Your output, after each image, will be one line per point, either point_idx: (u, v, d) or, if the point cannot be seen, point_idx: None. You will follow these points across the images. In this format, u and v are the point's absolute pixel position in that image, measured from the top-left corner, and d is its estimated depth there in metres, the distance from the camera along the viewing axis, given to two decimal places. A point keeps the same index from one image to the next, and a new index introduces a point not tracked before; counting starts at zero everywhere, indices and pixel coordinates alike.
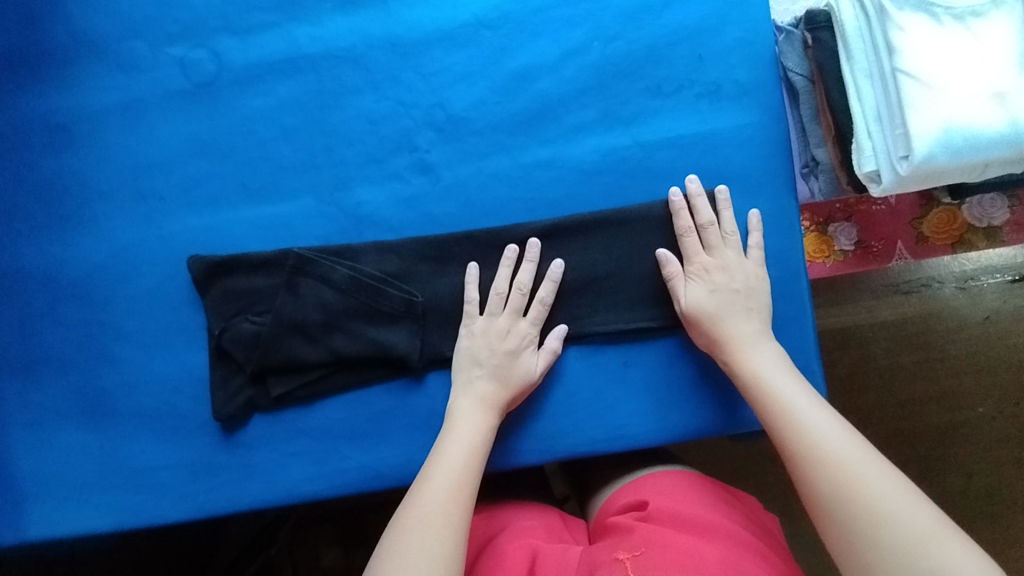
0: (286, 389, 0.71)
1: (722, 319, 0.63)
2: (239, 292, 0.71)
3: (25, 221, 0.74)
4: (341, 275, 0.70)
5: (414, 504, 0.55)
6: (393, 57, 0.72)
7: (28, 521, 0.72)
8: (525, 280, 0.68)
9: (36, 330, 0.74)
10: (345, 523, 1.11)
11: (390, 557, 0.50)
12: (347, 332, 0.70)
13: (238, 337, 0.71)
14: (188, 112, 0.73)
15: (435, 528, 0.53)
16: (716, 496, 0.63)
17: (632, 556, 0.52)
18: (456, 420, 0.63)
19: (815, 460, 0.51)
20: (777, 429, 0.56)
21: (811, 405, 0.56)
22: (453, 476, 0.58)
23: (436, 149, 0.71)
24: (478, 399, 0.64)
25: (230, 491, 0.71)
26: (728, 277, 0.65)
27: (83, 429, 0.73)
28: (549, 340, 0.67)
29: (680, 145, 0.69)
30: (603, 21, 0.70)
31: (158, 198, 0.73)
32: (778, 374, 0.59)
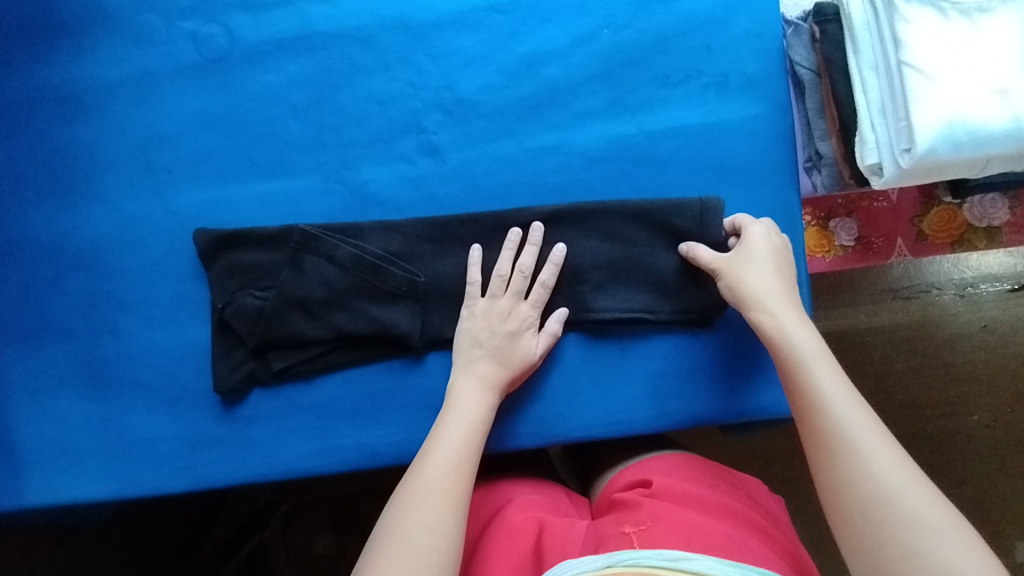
0: (286, 364, 0.71)
1: (755, 288, 0.60)
2: (244, 267, 0.72)
3: (34, 190, 0.75)
4: (345, 252, 0.70)
5: (416, 477, 0.56)
6: (404, 38, 0.72)
7: (27, 487, 0.73)
8: (526, 263, 0.68)
9: (40, 298, 0.75)
10: (339, 508, 1.12)
11: (393, 531, 0.51)
12: (348, 310, 0.71)
13: (242, 311, 0.71)
14: (199, 86, 0.73)
15: (436, 503, 0.53)
16: (713, 476, 0.69)
17: (638, 530, 0.58)
18: (458, 397, 0.63)
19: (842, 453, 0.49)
20: (804, 408, 0.53)
21: (850, 397, 0.52)
22: (454, 452, 0.58)
23: (444, 131, 0.72)
24: (481, 379, 0.64)
25: (228, 464, 0.72)
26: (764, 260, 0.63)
27: (84, 398, 0.74)
28: (549, 323, 0.68)
29: (685, 135, 0.70)
30: (614, 8, 0.71)
31: (166, 171, 0.74)
32: (819, 358, 0.55)
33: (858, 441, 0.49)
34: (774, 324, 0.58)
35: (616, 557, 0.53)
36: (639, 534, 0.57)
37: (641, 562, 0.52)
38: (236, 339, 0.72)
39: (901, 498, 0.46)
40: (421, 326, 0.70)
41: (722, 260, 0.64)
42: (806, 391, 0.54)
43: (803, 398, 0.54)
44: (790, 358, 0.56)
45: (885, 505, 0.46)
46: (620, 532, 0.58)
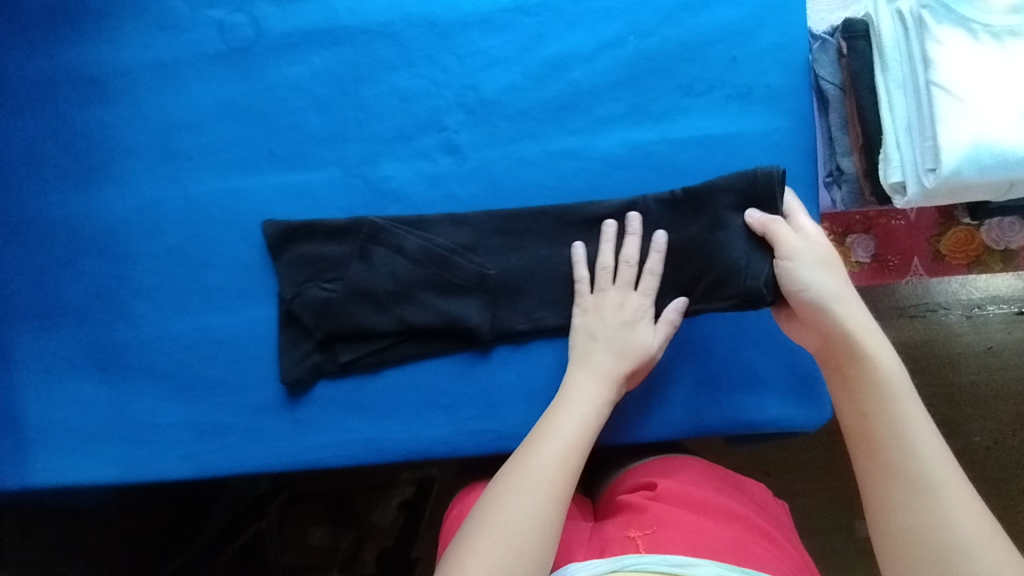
0: (354, 356, 0.71)
1: (838, 291, 0.58)
2: (312, 258, 0.72)
3: (54, 171, 0.75)
4: (414, 245, 0.70)
5: (527, 465, 0.56)
6: (430, 36, 0.72)
7: (33, 466, 0.73)
8: (632, 254, 0.68)
9: (55, 279, 0.75)
10: (335, 502, 1.12)
11: (492, 516, 0.52)
12: (416, 302, 0.71)
13: (309, 303, 0.71)
14: (222, 75, 0.73)
15: (542, 500, 0.53)
16: (717, 479, 0.69)
17: (643, 534, 0.58)
18: (577, 387, 0.62)
19: (926, 485, 0.47)
20: (887, 434, 0.51)
21: (933, 437, 0.50)
22: (566, 447, 0.57)
23: (465, 130, 0.72)
24: (599, 372, 0.63)
25: (234, 453, 0.72)
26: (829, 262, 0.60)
27: (94, 381, 0.74)
28: (668, 312, 0.66)
29: (706, 145, 0.70)
30: (640, 15, 0.71)
31: (186, 158, 0.74)
32: (903, 387, 0.53)
33: (945, 477, 0.48)
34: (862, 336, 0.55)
35: (622, 561, 0.55)
36: (645, 539, 0.57)
37: (648, 568, 0.53)
38: (305, 332, 0.72)
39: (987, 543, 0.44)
40: (435, 324, 0.70)
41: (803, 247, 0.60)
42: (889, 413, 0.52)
43: (885, 419, 0.51)
44: (876, 376, 0.53)
45: (965, 556, 0.44)
46: (626, 536, 0.58)
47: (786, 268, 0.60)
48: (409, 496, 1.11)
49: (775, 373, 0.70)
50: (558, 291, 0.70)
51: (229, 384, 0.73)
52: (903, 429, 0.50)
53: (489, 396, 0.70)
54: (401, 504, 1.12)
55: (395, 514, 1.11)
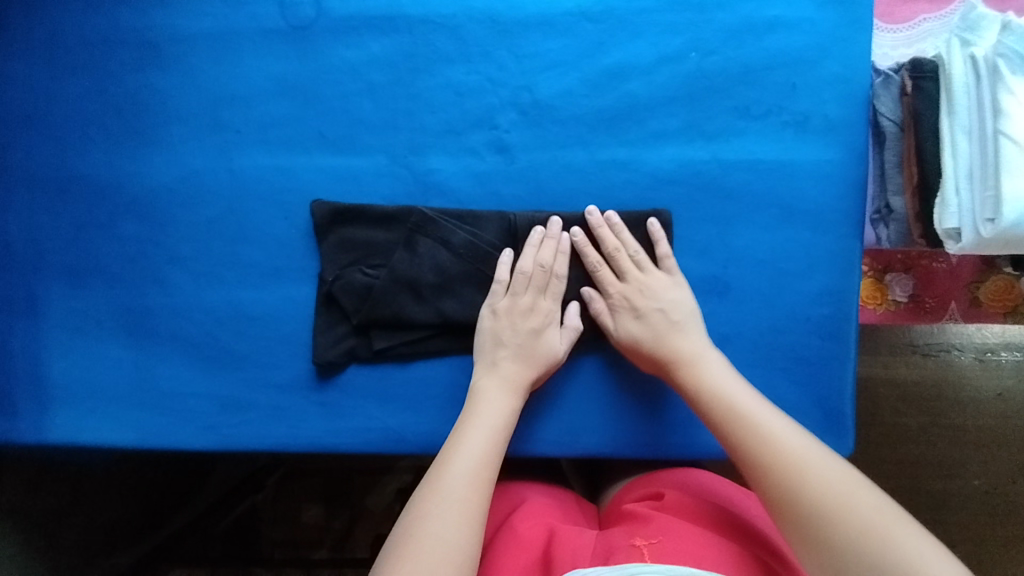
0: (388, 344, 0.71)
1: (670, 342, 0.65)
2: (357, 242, 0.72)
3: (100, 130, 0.74)
4: (460, 238, 0.70)
5: (435, 507, 0.53)
6: (491, 33, 0.72)
7: (52, 422, 0.74)
8: (547, 260, 0.69)
9: (91, 239, 0.75)
10: (331, 482, 1.13)
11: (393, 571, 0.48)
12: (457, 296, 0.71)
13: (350, 287, 0.71)
14: (279, 52, 0.73)
15: (449, 544, 0.51)
16: (733, 492, 0.67)
17: (648, 543, 0.58)
18: (477, 412, 0.63)
19: (790, 471, 0.53)
20: (728, 421, 0.58)
21: (761, 406, 0.59)
22: (469, 474, 0.57)
23: (516, 131, 0.72)
24: (501, 389, 0.64)
25: (254, 429, 0.73)
26: (648, 299, 0.67)
27: (120, 344, 0.75)
28: (570, 319, 0.69)
29: (757, 169, 0.70)
30: (705, 33, 0.70)
31: (234, 131, 0.73)
32: (728, 379, 0.62)
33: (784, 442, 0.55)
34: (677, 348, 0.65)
35: (628, 569, 0.52)
36: (650, 549, 0.57)
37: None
38: (343, 314, 0.72)
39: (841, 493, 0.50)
40: (470, 320, 0.70)
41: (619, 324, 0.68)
42: (728, 413, 0.59)
43: (727, 418, 0.59)
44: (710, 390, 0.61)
45: (812, 476, 0.52)
46: (630, 544, 0.58)
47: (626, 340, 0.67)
48: (407, 483, 1.12)
49: (801, 404, 0.71)
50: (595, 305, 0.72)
51: (256, 361, 0.73)
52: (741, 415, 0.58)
53: None
54: (399, 490, 1.12)
55: (391, 498, 1.12)
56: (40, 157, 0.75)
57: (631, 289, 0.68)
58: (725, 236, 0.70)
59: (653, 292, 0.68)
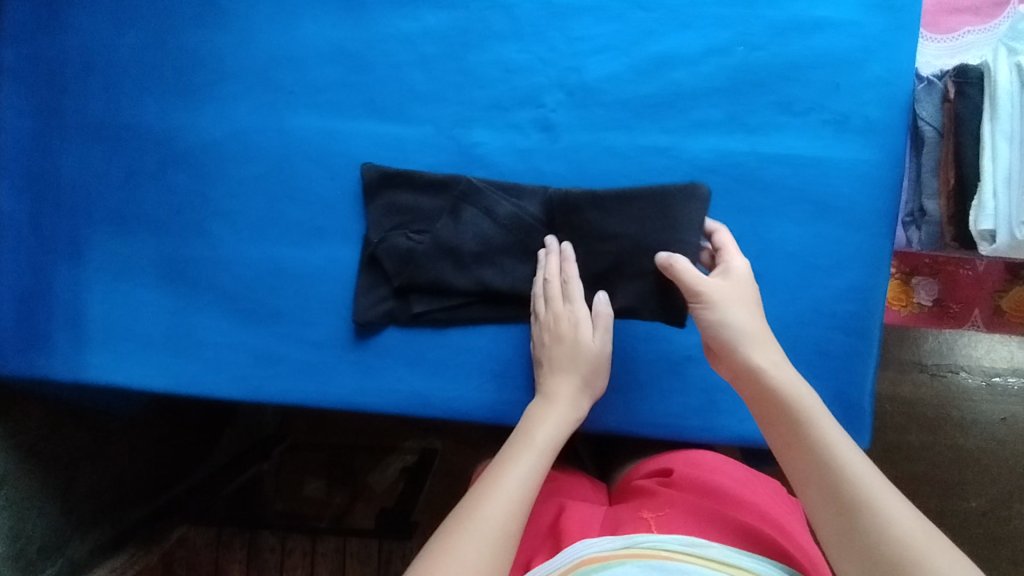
0: (426, 308, 0.73)
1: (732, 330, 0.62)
2: (403, 207, 0.74)
3: (156, 81, 0.76)
4: (504, 209, 0.72)
5: (479, 514, 0.54)
6: (544, 14, 0.73)
7: (88, 362, 0.76)
8: (552, 271, 0.70)
9: (140, 186, 0.76)
10: (336, 458, 1.24)
11: (454, 550, 0.50)
12: (497, 266, 0.73)
13: (393, 250, 0.73)
14: (335, 18, 0.75)
15: (505, 533, 0.53)
16: (741, 473, 0.70)
17: (655, 516, 0.61)
18: (542, 418, 0.64)
19: (837, 483, 0.51)
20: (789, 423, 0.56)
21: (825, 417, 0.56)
22: (520, 485, 0.57)
23: (563, 111, 0.73)
24: (563, 403, 0.65)
25: (286, 382, 0.75)
26: (742, 284, 0.65)
27: (160, 291, 0.76)
28: (600, 308, 0.69)
29: (795, 164, 0.71)
30: (754, 28, 0.71)
31: (287, 92, 0.75)
32: (793, 379, 0.59)
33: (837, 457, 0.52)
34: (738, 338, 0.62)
35: (634, 540, 0.54)
36: (657, 520, 0.60)
37: (660, 545, 0.54)
38: (382, 277, 0.74)
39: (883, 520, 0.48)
40: (505, 290, 0.72)
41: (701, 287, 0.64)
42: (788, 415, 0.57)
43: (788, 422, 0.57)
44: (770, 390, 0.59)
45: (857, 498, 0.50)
46: (638, 516, 0.61)
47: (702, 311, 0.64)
48: (409, 464, 1.23)
49: (821, 397, 0.72)
50: None
51: (291, 317, 0.76)
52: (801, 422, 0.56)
53: None
54: (401, 469, 1.23)
55: (394, 477, 1.23)
56: (96, 103, 0.76)
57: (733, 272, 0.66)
58: (759, 228, 0.72)
59: (744, 278, 0.66)
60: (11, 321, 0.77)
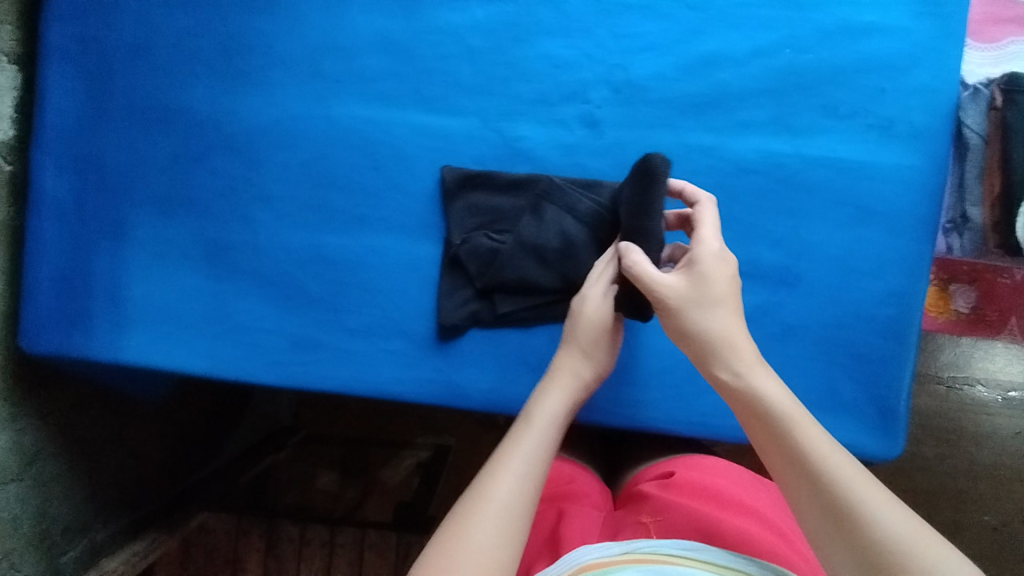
0: (512, 308, 0.73)
1: (707, 325, 0.59)
2: (484, 208, 0.74)
3: (204, 66, 0.76)
4: (585, 206, 0.72)
5: (486, 505, 0.53)
6: (593, 11, 0.74)
7: (127, 343, 0.77)
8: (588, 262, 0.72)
9: (185, 170, 0.77)
10: (347, 452, 1.24)
11: (460, 535, 0.50)
12: (581, 263, 0.73)
13: (475, 251, 0.74)
14: (385, 9, 0.75)
15: (516, 513, 0.53)
16: (741, 478, 0.72)
17: (654, 520, 0.64)
18: (546, 398, 0.63)
19: (823, 487, 0.49)
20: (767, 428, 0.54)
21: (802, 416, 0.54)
22: (527, 471, 0.56)
23: (608, 107, 0.74)
24: (567, 382, 0.65)
25: (323, 368, 0.75)
26: (716, 266, 0.61)
27: (201, 275, 0.77)
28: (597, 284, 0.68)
29: (838, 167, 0.72)
30: (802, 30, 0.72)
31: (334, 81, 0.76)
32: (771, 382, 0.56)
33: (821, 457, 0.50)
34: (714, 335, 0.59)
35: (634, 544, 0.56)
36: (655, 525, 0.63)
37: (658, 550, 0.55)
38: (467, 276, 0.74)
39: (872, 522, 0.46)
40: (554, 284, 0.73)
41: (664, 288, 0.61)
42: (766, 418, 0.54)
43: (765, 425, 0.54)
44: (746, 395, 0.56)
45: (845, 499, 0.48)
46: (637, 521, 0.64)
47: (671, 311, 0.60)
48: (425, 459, 1.22)
49: (858, 400, 0.73)
50: None
51: (331, 304, 0.76)
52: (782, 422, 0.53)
53: None
54: (415, 465, 1.23)
55: (407, 473, 1.22)
56: (143, 86, 0.77)
57: (709, 256, 0.61)
58: (800, 229, 0.73)
59: (720, 258, 0.62)
60: (52, 301, 0.78)
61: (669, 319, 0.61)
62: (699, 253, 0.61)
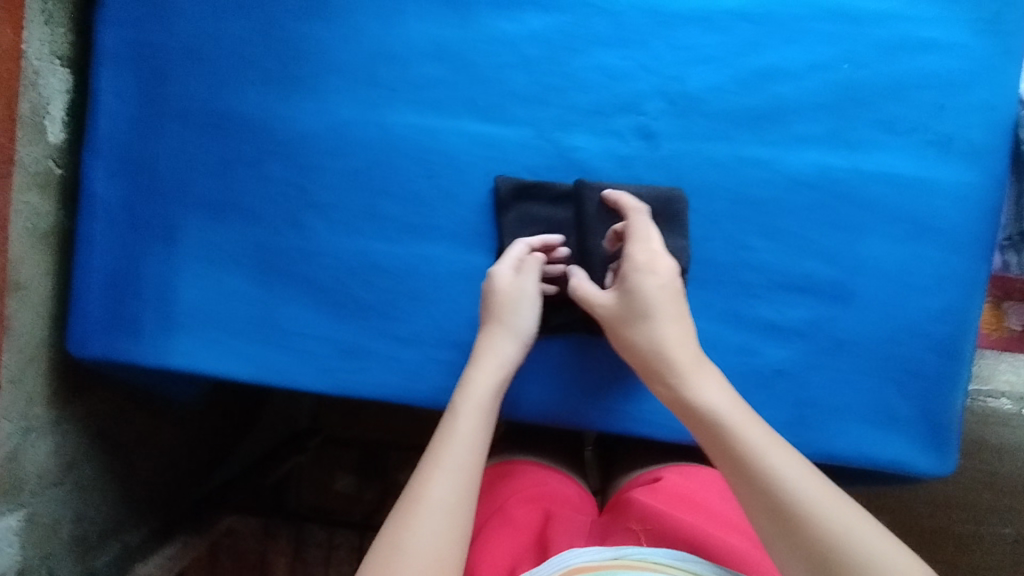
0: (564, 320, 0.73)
1: (648, 333, 0.63)
2: (539, 218, 0.74)
3: (258, 72, 0.76)
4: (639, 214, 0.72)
5: (423, 500, 0.57)
6: (650, 23, 0.73)
7: (174, 349, 0.77)
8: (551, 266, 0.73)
9: (236, 175, 0.77)
10: (365, 454, 1.25)
11: (398, 539, 0.54)
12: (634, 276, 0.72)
13: None
14: (441, 17, 0.75)
15: (450, 507, 0.57)
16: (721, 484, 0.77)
17: (643, 529, 0.67)
18: (472, 384, 0.65)
19: (768, 484, 0.54)
20: (711, 430, 0.58)
21: (740, 414, 0.58)
22: (460, 462, 0.60)
23: (664, 119, 0.73)
24: (494, 364, 0.66)
25: (372, 377, 0.75)
26: (650, 273, 0.65)
27: (252, 281, 0.77)
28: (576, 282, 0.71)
29: (895, 183, 0.72)
30: (861, 45, 0.72)
31: (388, 88, 0.75)
32: (710, 385, 0.60)
33: (761, 454, 0.55)
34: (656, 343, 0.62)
35: (622, 552, 0.60)
36: (645, 533, 0.66)
37: (647, 558, 0.60)
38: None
39: (818, 513, 0.51)
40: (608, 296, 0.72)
41: (605, 306, 0.66)
42: (705, 421, 0.58)
43: (705, 427, 0.58)
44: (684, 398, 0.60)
45: (789, 496, 0.53)
46: (626, 527, 0.68)
47: (617, 327, 0.65)
48: None
49: (910, 416, 0.72)
50: (719, 297, 0.74)
51: (380, 312, 0.76)
52: (720, 425, 0.58)
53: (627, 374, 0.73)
54: None
55: None
56: (196, 91, 0.77)
57: (641, 269, 0.65)
58: (856, 245, 0.72)
59: (668, 268, 0.66)
60: (100, 304, 0.77)
61: (615, 331, 0.65)
62: (634, 272, 0.65)
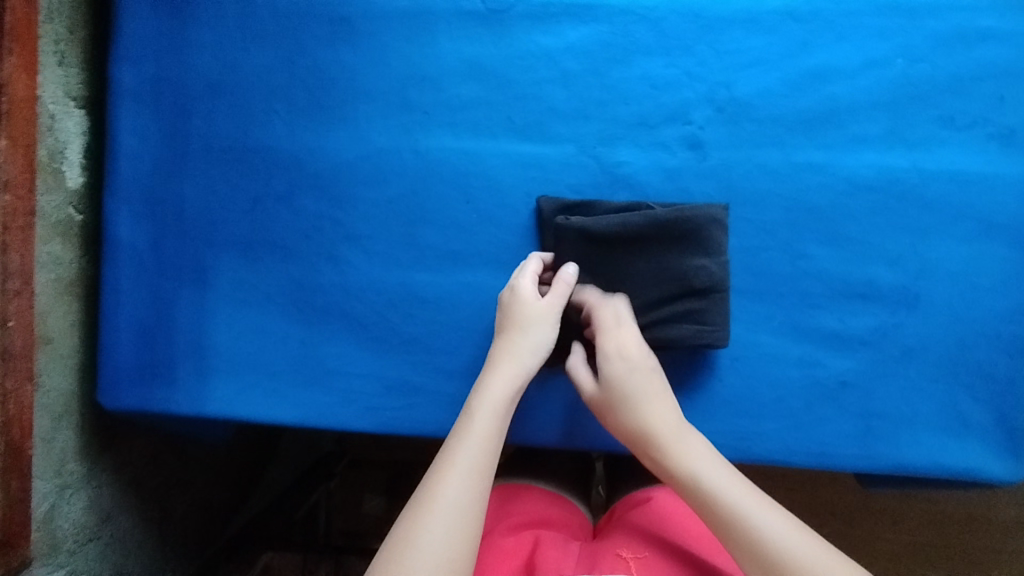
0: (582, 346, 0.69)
1: (640, 414, 0.61)
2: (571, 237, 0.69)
3: (285, 102, 0.73)
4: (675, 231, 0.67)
5: (434, 502, 0.54)
6: (693, 27, 0.70)
7: (211, 395, 0.73)
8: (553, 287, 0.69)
9: (268, 210, 0.73)
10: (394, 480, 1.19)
11: (409, 538, 0.51)
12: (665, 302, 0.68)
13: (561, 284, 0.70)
14: (474, 34, 0.72)
15: (464, 509, 0.54)
16: None
17: (635, 558, 0.63)
18: (487, 388, 0.62)
19: (769, 555, 0.52)
20: (708, 508, 0.56)
21: (734, 484, 0.57)
22: (474, 464, 0.56)
23: (712, 127, 0.70)
24: (510, 372, 0.63)
25: (419, 415, 0.71)
26: (624, 358, 0.63)
27: (288, 319, 0.73)
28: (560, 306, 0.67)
29: (958, 180, 0.69)
30: (916, 39, 0.69)
31: (422, 112, 0.72)
32: (702, 459, 0.59)
33: (758, 526, 0.54)
34: (647, 425, 0.61)
35: None
36: (636, 564, 0.62)
37: None
38: None
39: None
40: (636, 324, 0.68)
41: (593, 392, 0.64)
42: (702, 499, 0.57)
43: (702, 506, 0.57)
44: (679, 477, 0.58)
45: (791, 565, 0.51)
46: (615, 554, 0.63)
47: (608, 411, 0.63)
48: None
49: (984, 422, 0.69)
50: (780, 309, 0.70)
51: (424, 344, 0.72)
52: (715, 500, 0.56)
53: (687, 396, 0.70)
54: None
55: None
56: (222, 125, 0.73)
57: (615, 354, 0.63)
58: (919, 246, 0.69)
59: (638, 348, 0.64)
60: (132, 352, 0.74)
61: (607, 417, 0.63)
62: (606, 361, 0.63)
